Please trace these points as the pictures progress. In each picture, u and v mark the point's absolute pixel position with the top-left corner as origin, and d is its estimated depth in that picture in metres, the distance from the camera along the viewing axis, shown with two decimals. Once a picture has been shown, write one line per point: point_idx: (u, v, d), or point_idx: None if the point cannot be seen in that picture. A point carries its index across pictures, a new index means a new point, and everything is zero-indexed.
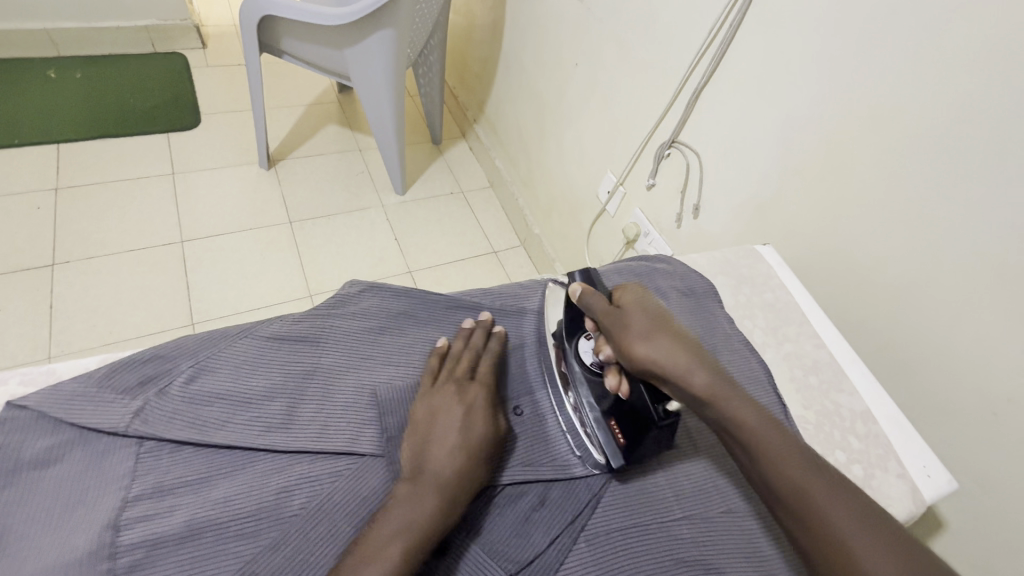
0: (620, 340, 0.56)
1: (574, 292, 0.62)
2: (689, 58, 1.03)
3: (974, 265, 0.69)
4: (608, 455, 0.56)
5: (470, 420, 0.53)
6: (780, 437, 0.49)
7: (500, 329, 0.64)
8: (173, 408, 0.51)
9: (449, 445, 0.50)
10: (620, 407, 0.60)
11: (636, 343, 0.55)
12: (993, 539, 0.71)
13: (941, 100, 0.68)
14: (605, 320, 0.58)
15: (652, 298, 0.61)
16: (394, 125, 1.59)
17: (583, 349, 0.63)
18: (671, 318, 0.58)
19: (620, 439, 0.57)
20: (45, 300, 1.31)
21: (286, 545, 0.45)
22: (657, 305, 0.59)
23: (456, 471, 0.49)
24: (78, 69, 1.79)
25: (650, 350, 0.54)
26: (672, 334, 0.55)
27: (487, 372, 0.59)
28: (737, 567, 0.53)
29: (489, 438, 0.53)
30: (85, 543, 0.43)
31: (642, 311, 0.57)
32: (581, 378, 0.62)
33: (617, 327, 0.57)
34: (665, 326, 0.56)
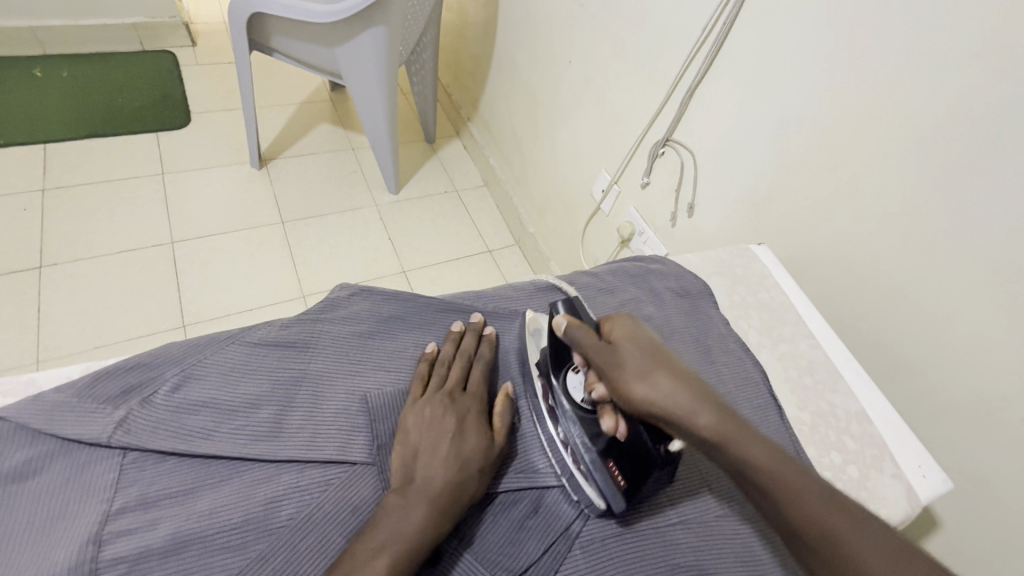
0: (617, 381, 0.53)
1: (558, 325, 0.58)
2: (683, 55, 1.02)
3: (969, 263, 0.69)
4: (609, 498, 0.52)
5: (463, 429, 0.52)
6: (790, 470, 0.47)
7: (491, 331, 0.64)
8: (158, 417, 0.49)
9: (443, 455, 0.50)
10: (618, 447, 0.55)
11: (634, 384, 0.52)
12: (988, 537, 0.71)
13: (936, 97, 0.68)
14: (598, 359, 0.55)
15: (643, 328, 0.58)
16: (387, 123, 1.58)
17: (572, 384, 0.59)
18: (664, 351, 0.56)
19: (620, 481, 0.53)
20: (33, 303, 1.30)
21: (274, 556, 0.45)
22: (649, 337, 0.57)
23: (450, 480, 0.48)
24: (65, 68, 1.76)
25: (649, 392, 0.52)
26: (669, 371, 0.53)
27: (480, 379, 0.58)
28: (731, 571, 0.53)
29: (483, 445, 0.52)
30: (66, 557, 0.42)
31: (636, 347, 0.55)
32: (572, 416, 0.57)
33: (612, 367, 0.54)
34: (660, 363, 0.53)
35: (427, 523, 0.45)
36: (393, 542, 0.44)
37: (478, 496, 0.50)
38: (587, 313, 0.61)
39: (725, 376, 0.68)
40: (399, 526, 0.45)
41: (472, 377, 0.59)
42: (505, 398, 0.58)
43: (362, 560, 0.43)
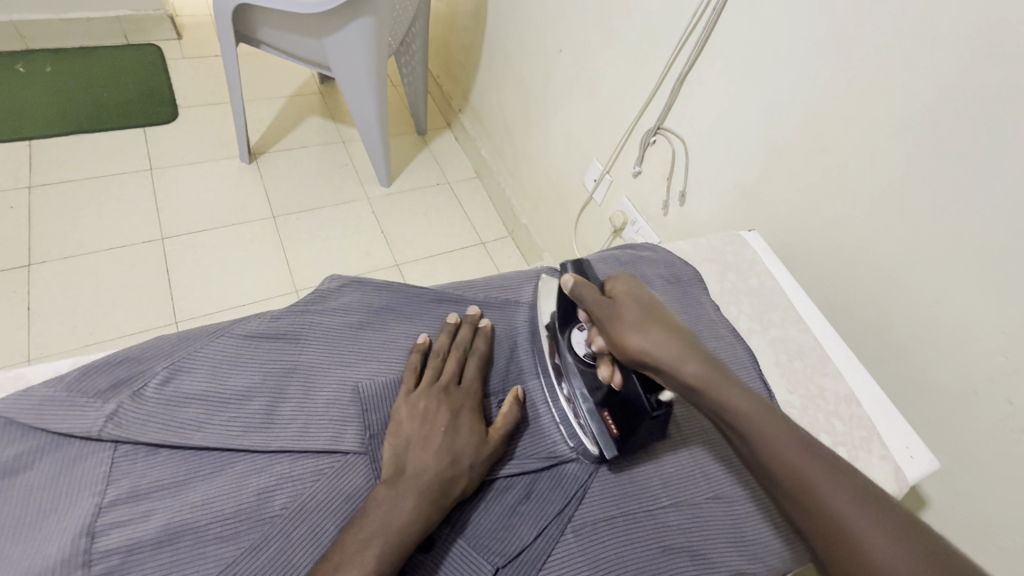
0: (613, 332, 0.56)
1: (565, 283, 0.62)
2: (674, 43, 1.02)
3: (952, 245, 0.70)
4: (602, 446, 0.56)
5: (458, 426, 0.53)
6: (773, 421, 0.48)
7: (486, 323, 0.63)
8: (148, 410, 0.49)
9: (436, 448, 0.50)
10: (613, 398, 0.59)
11: (628, 334, 0.54)
12: (975, 515, 0.73)
13: (923, 82, 0.68)
14: (598, 314, 0.58)
15: (646, 290, 0.60)
16: (377, 115, 1.57)
17: (576, 340, 0.63)
18: (663, 310, 0.58)
19: (613, 430, 0.57)
20: (22, 302, 1.28)
21: (268, 546, 0.45)
22: (649, 297, 0.59)
23: (446, 475, 0.49)
24: (48, 63, 1.73)
25: (642, 340, 0.54)
26: (664, 324, 0.55)
27: (477, 373, 0.58)
28: (722, 552, 0.54)
29: (478, 441, 0.52)
30: (57, 551, 0.42)
31: (635, 302, 0.57)
32: (574, 370, 0.61)
33: (609, 318, 0.57)
34: (658, 317, 0.56)
35: (421, 514, 0.46)
36: (382, 539, 0.44)
37: (472, 487, 0.51)
38: (595, 276, 0.65)
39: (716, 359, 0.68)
40: (391, 520, 0.45)
41: (467, 372, 0.58)
42: (512, 400, 0.57)
43: (352, 551, 0.43)
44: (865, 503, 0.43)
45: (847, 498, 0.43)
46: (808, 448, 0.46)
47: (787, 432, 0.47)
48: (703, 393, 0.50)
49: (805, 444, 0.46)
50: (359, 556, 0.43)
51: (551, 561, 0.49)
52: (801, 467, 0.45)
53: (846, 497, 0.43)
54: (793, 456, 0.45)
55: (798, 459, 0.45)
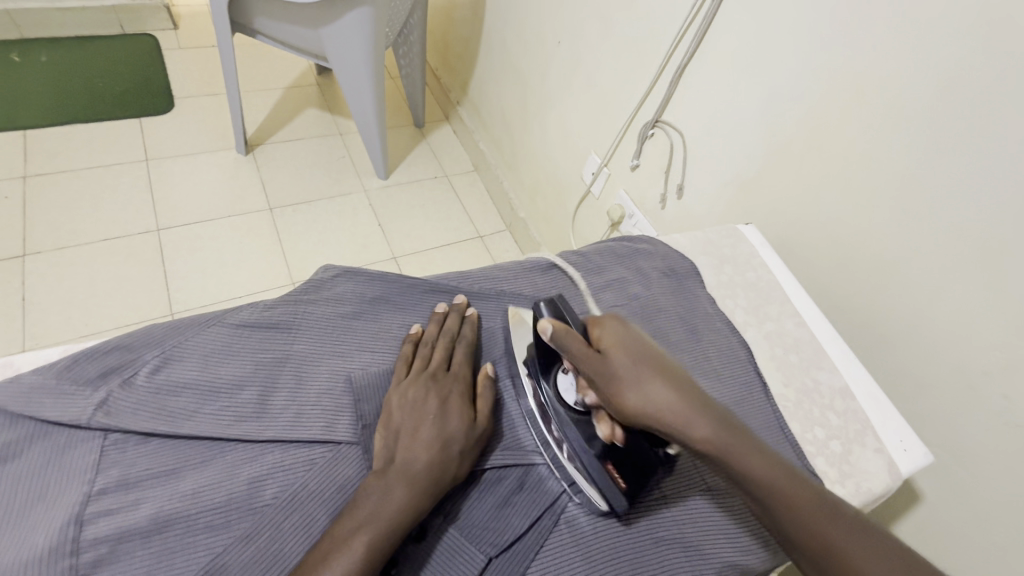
0: (610, 391, 0.50)
1: (543, 330, 0.54)
2: (672, 34, 1.01)
3: (951, 240, 0.69)
4: (611, 501, 0.51)
5: (446, 413, 0.52)
6: (786, 480, 0.46)
7: (473, 313, 0.63)
8: (139, 399, 0.49)
9: (426, 435, 0.50)
10: (615, 451, 0.53)
11: (625, 393, 0.49)
12: (968, 508, 0.73)
13: (925, 74, 0.67)
14: (587, 368, 0.51)
15: (634, 329, 0.54)
16: (374, 106, 1.55)
17: (563, 386, 0.57)
18: (656, 354, 0.52)
19: (621, 484, 0.51)
20: (16, 292, 1.28)
21: (259, 535, 0.45)
22: (641, 338, 0.53)
23: (435, 463, 0.48)
24: (43, 52, 1.72)
25: (642, 400, 0.48)
26: (662, 376, 0.49)
27: (464, 359, 0.58)
28: (714, 544, 0.54)
29: (465, 426, 0.52)
30: (46, 539, 0.42)
31: (626, 350, 0.51)
32: (565, 420, 0.55)
33: (603, 375, 0.50)
34: (654, 367, 0.50)
35: (409, 502, 0.45)
36: (376, 530, 0.43)
37: (463, 476, 0.50)
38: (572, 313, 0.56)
39: (710, 353, 0.68)
40: (380, 509, 0.44)
41: (452, 358, 0.58)
42: (485, 379, 0.57)
43: (342, 539, 0.43)
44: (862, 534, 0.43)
45: (837, 523, 0.44)
46: (796, 473, 0.47)
47: (774, 460, 0.47)
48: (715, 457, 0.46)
49: (812, 490, 0.45)
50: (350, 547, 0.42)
51: (542, 553, 0.49)
52: (791, 496, 0.45)
53: (839, 522, 0.44)
54: (785, 484, 0.46)
55: (789, 488, 0.45)
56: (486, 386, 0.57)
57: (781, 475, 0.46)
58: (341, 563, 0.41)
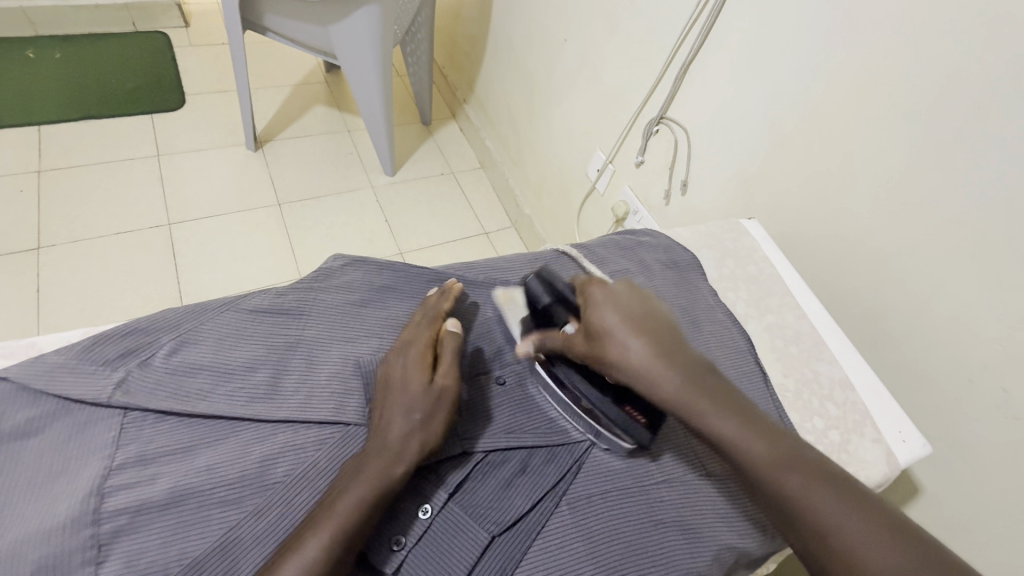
0: (593, 352, 0.56)
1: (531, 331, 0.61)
2: (678, 31, 1.02)
3: (952, 235, 0.70)
4: (637, 438, 0.56)
5: (405, 379, 0.52)
6: (759, 440, 0.49)
7: (455, 285, 0.62)
8: (156, 379, 0.51)
9: (388, 411, 0.50)
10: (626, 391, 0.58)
11: (606, 355, 0.55)
12: (968, 502, 0.73)
13: (927, 70, 0.68)
14: (573, 335, 0.58)
15: (629, 292, 0.59)
16: (382, 104, 1.57)
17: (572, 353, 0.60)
18: (645, 316, 0.57)
19: (640, 420, 0.56)
20: (31, 284, 1.31)
21: (271, 510, 0.47)
22: (633, 301, 0.58)
23: (399, 432, 0.49)
24: (57, 49, 1.75)
25: (620, 360, 0.55)
26: (644, 338, 0.55)
27: (430, 325, 0.58)
28: (715, 530, 0.55)
29: (425, 392, 0.51)
30: (68, 510, 0.44)
31: (614, 314, 0.56)
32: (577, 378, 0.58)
33: (588, 338, 0.57)
34: (638, 329, 0.56)
35: (371, 473, 0.46)
36: (347, 500, 0.45)
37: (428, 445, 0.50)
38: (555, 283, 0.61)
39: (711, 341, 0.69)
40: (353, 480, 0.46)
41: (418, 325, 0.58)
42: (444, 342, 0.56)
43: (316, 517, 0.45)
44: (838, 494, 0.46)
45: (823, 492, 0.46)
46: (783, 443, 0.49)
47: (753, 427, 0.50)
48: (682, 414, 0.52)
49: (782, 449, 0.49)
50: (325, 520, 0.44)
51: (545, 532, 0.51)
52: (772, 467, 0.48)
53: (823, 490, 0.46)
54: (767, 455, 0.48)
55: (771, 456, 0.48)
56: (448, 347, 0.55)
57: (764, 447, 0.49)
58: (313, 539, 0.43)
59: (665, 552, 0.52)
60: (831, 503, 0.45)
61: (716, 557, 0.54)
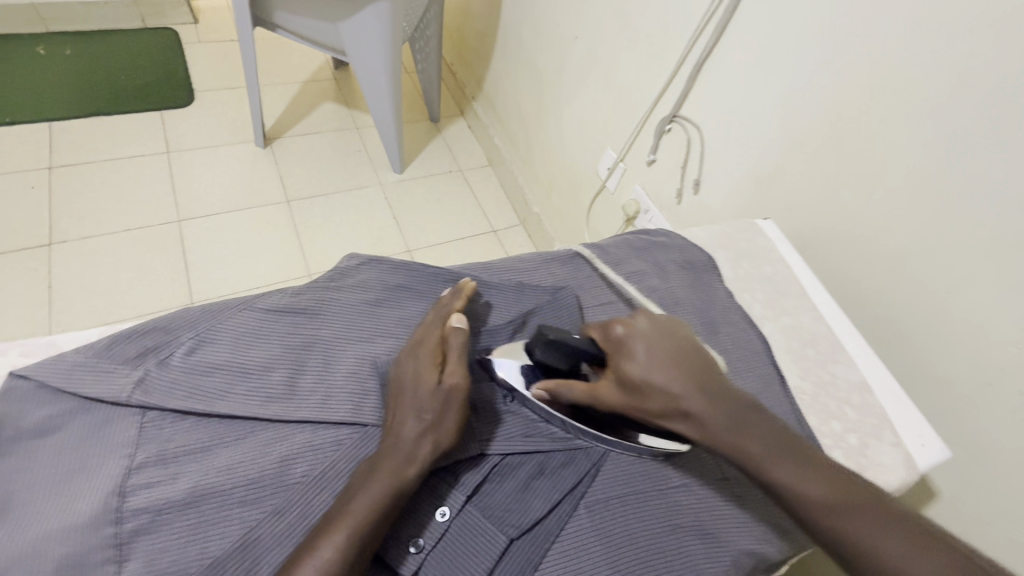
0: (630, 399, 0.53)
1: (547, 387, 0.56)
2: (691, 28, 1.01)
3: (972, 237, 0.69)
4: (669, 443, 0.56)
5: (415, 380, 0.52)
6: (804, 470, 0.48)
7: (467, 283, 0.61)
8: (174, 378, 0.51)
9: (399, 414, 0.50)
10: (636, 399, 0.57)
11: (645, 401, 0.52)
12: (986, 507, 0.72)
13: (946, 69, 0.67)
14: (602, 385, 0.54)
15: (654, 327, 0.55)
16: (391, 101, 1.57)
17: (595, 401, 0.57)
18: (676, 353, 0.54)
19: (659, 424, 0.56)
20: (43, 280, 1.31)
21: (290, 511, 0.47)
22: (661, 337, 0.54)
23: (410, 433, 0.49)
24: (68, 45, 1.75)
25: (662, 405, 0.52)
26: (680, 378, 0.52)
27: (440, 325, 0.57)
28: (733, 535, 0.55)
29: (435, 393, 0.51)
30: (90, 508, 0.44)
31: (645, 355, 0.53)
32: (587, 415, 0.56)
33: (621, 385, 0.54)
34: (673, 368, 0.52)
35: (385, 475, 0.46)
36: (361, 502, 0.45)
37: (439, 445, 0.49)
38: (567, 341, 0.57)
39: (727, 344, 0.69)
40: (366, 482, 0.46)
41: (429, 325, 0.57)
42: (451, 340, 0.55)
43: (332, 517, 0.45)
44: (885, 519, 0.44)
45: (881, 525, 0.44)
46: (840, 481, 0.47)
47: (806, 465, 0.48)
48: (736, 459, 0.49)
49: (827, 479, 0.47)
50: (338, 521, 0.44)
51: (563, 536, 0.51)
52: (817, 498, 0.46)
53: (873, 520, 0.44)
54: (826, 497, 0.46)
55: (829, 497, 0.46)
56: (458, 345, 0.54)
57: (821, 487, 0.47)
58: (329, 540, 0.43)
59: (683, 557, 0.52)
60: (898, 547, 0.43)
61: (734, 562, 0.53)
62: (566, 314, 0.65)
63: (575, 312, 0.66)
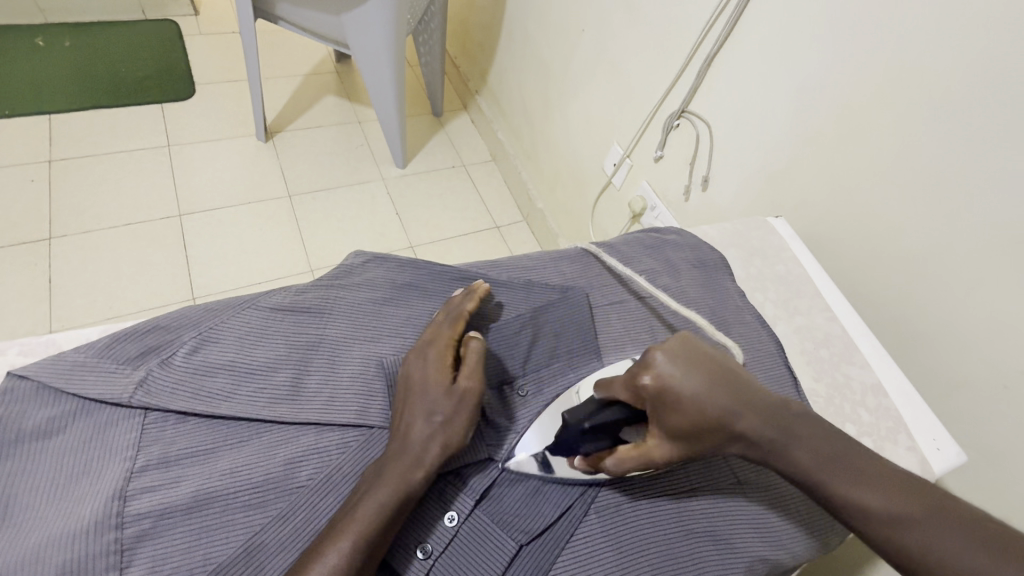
0: (686, 445, 0.49)
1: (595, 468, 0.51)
2: (702, 21, 0.99)
3: (991, 236, 0.67)
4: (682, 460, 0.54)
5: (426, 380, 0.50)
6: (847, 468, 0.47)
7: (482, 286, 0.60)
8: (176, 378, 0.50)
9: (410, 417, 0.49)
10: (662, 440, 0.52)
11: (702, 442, 0.49)
12: (999, 509, 0.71)
13: (969, 64, 0.65)
14: (651, 445, 0.49)
15: (677, 361, 0.50)
16: (394, 95, 1.55)
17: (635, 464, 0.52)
18: (709, 381, 0.49)
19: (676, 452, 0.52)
20: (43, 275, 1.30)
21: (296, 515, 0.46)
22: (690, 371, 0.49)
23: (420, 434, 0.48)
24: (67, 36, 1.73)
25: (719, 437, 0.49)
26: (724, 407, 0.49)
27: (452, 326, 0.55)
28: (747, 539, 0.54)
29: (446, 393, 0.50)
30: (91, 512, 0.43)
31: (687, 399, 0.48)
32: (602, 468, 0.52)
33: (672, 436, 0.49)
34: (718, 401, 0.49)
35: (394, 477, 0.45)
36: (368, 506, 0.44)
37: (449, 450, 0.48)
38: (598, 414, 0.52)
39: (741, 345, 0.67)
40: (373, 484, 0.45)
41: (439, 324, 0.56)
42: (472, 352, 0.53)
43: (340, 520, 0.44)
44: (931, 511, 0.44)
45: (927, 518, 0.44)
46: (900, 488, 0.46)
47: (862, 473, 0.47)
48: (798, 478, 0.48)
49: (871, 471, 0.47)
50: (345, 527, 0.43)
51: (574, 541, 0.50)
52: (864, 492, 0.46)
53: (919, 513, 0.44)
54: (885, 508, 0.45)
55: (888, 507, 0.45)
56: (471, 348, 0.53)
57: (880, 497, 0.45)
58: (336, 545, 0.42)
59: (696, 562, 0.51)
60: (962, 556, 0.42)
61: (747, 567, 0.52)
62: (576, 313, 0.64)
63: (586, 312, 0.64)
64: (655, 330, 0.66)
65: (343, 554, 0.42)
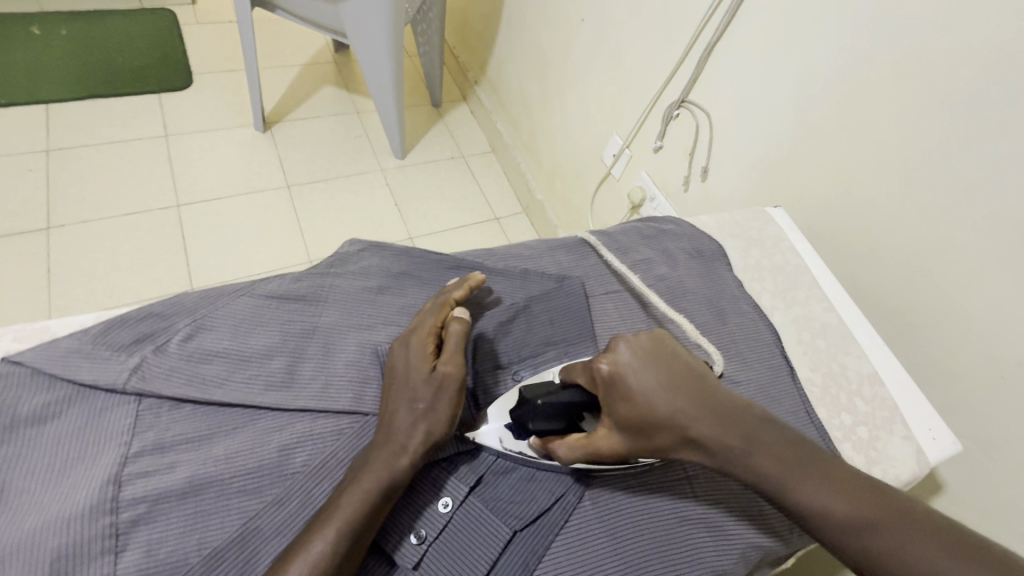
0: (633, 440, 0.48)
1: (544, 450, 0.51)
2: (702, 11, 0.98)
3: (992, 226, 0.67)
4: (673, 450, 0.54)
5: (407, 368, 0.50)
6: (816, 475, 0.45)
7: (477, 275, 0.59)
8: (172, 364, 0.50)
9: (394, 407, 0.49)
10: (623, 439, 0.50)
11: (652, 440, 0.48)
12: (995, 501, 0.71)
13: (967, 55, 0.65)
14: (600, 437, 0.49)
15: (638, 353, 0.50)
16: (392, 86, 1.53)
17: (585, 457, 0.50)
18: (667, 381, 0.49)
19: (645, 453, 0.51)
20: (41, 264, 1.30)
21: (290, 500, 0.46)
22: (648, 366, 0.49)
23: (403, 422, 0.48)
24: (63, 24, 1.72)
25: (667, 439, 0.48)
26: (680, 408, 0.48)
27: (437, 313, 0.55)
28: (740, 527, 0.54)
29: (427, 381, 0.50)
30: (86, 498, 0.43)
31: (640, 391, 0.48)
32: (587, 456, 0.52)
33: (621, 428, 0.48)
34: (672, 401, 0.48)
35: (380, 466, 0.46)
36: (356, 493, 0.44)
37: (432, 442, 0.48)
38: (555, 396, 0.52)
39: (737, 335, 0.67)
40: (361, 472, 0.45)
41: (425, 313, 0.55)
42: (456, 335, 0.52)
43: (328, 510, 0.44)
44: (899, 516, 0.42)
45: (896, 524, 0.41)
46: (867, 492, 0.44)
47: (826, 476, 0.45)
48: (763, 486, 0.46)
49: (836, 477, 0.45)
50: (332, 513, 0.43)
51: (568, 528, 0.50)
52: (825, 496, 0.44)
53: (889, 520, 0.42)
54: (847, 512, 0.43)
55: (851, 513, 0.43)
56: (452, 332, 0.52)
57: (840, 502, 0.43)
58: (323, 534, 0.42)
59: (691, 549, 0.51)
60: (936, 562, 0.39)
61: (741, 555, 0.52)
62: (572, 302, 0.64)
63: (582, 300, 0.64)
64: (649, 320, 0.66)
65: (330, 543, 0.42)
